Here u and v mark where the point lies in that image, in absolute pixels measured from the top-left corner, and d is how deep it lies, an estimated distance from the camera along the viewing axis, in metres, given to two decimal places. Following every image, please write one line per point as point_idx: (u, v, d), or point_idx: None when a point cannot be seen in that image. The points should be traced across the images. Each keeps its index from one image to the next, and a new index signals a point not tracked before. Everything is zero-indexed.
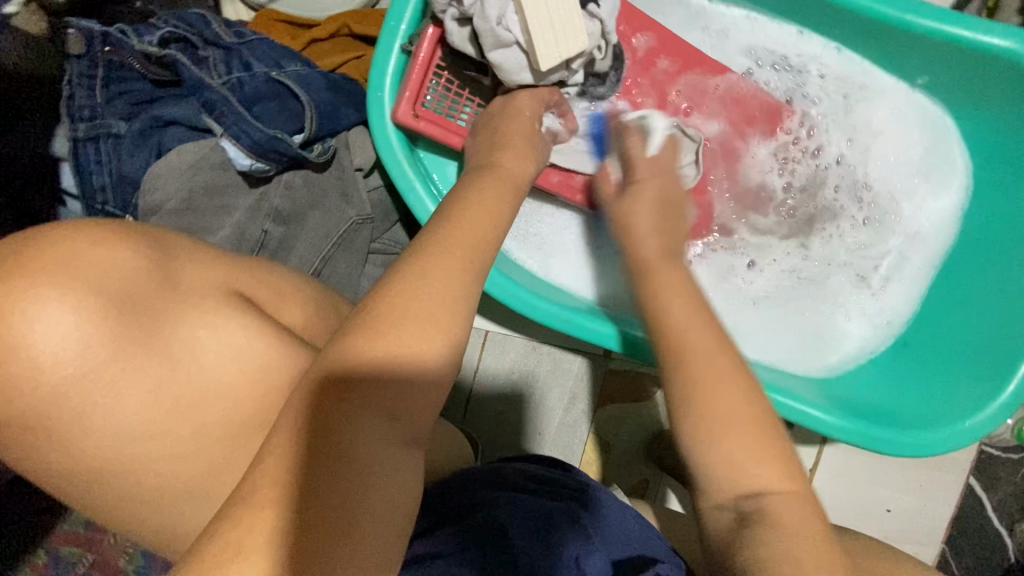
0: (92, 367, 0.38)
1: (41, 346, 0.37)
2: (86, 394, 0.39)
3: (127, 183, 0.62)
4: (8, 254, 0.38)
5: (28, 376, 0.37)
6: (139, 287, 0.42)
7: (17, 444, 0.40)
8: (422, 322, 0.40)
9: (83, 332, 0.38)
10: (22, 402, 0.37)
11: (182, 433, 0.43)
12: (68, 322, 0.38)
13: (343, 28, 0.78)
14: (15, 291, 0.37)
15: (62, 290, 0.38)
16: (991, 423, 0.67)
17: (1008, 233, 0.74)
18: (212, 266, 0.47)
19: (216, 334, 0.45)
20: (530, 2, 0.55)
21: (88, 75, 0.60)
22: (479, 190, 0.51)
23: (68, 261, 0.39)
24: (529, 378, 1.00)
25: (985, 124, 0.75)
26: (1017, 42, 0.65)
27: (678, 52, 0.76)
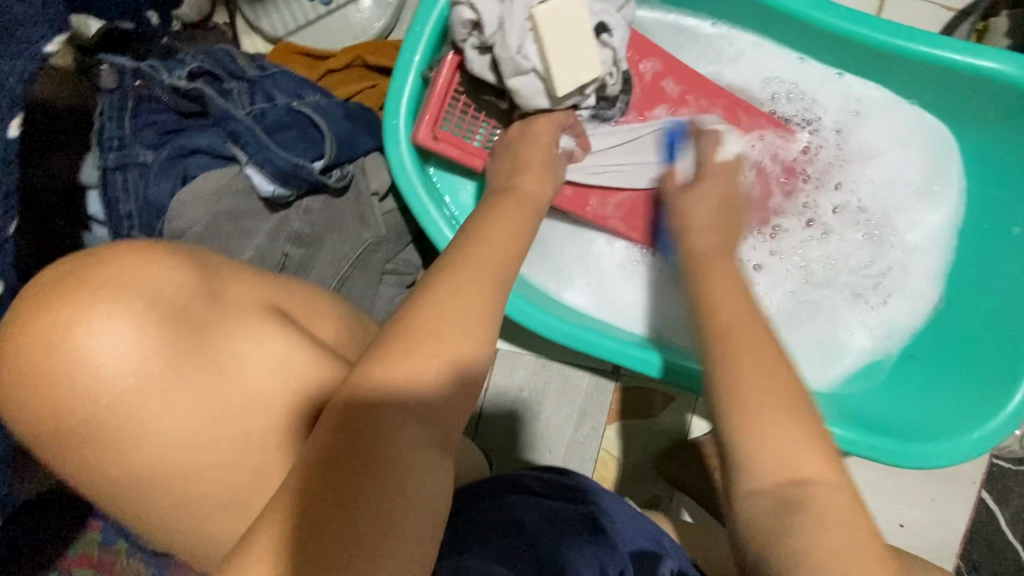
0: (144, 378, 0.41)
1: (105, 358, 0.39)
2: (135, 407, 0.41)
3: (153, 209, 0.65)
4: (62, 276, 0.41)
5: (95, 387, 0.39)
6: (189, 303, 0.44)
7: (62, 456, 0.41)
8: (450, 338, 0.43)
9: (143, 344, 0.41)
10: (87, 411, 0.39)
11: (217, 448, 0.45)
12: (129, 335, 0.40)
13: (357, 59, 0.82)
14: (86, 304, 0.39)
15: (124, 306, 0.40)
16: (999, 433, 0.68)
17: (1007, 246, 0.76)
18: (248, 286, 0.49)
19: (256, 349, 0.46)
20: (548, 32, 0.57)
21: (118, 107, 0.63)
22: (497, 214, 0.53)
23: (126, 279, 0.41)
24: (538, 395, 1.01)
25: (977, 143, 0.78)
26: (1007, 64, 0.68)
27: (686, 75, 0.78)
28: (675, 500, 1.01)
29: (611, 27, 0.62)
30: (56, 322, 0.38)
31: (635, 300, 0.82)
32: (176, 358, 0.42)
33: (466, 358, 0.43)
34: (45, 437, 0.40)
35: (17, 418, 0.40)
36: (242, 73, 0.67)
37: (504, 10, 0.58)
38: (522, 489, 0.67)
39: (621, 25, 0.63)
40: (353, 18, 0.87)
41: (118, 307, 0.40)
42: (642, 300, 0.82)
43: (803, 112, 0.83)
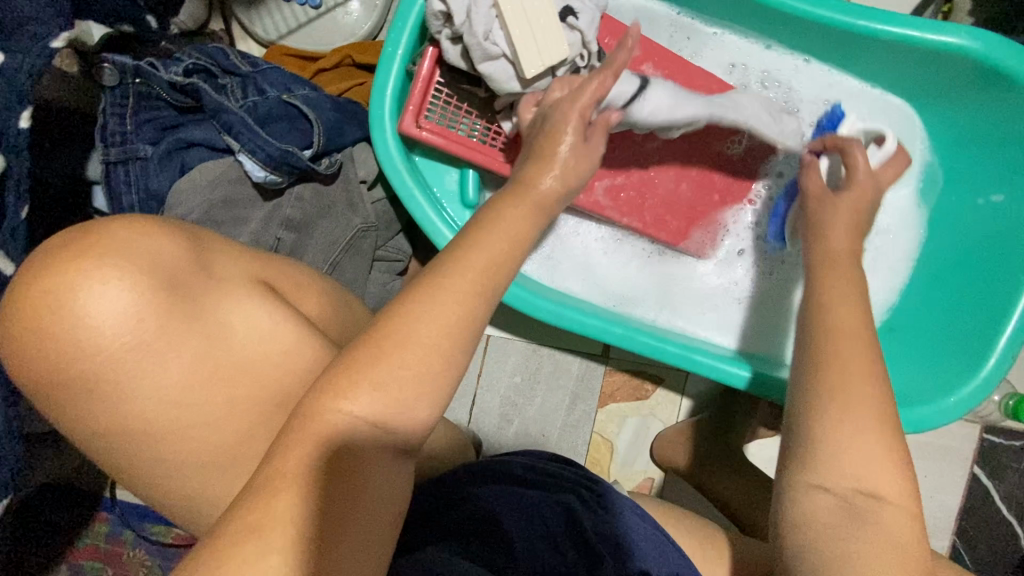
0: (140, 335, 0.45)
1: (99, 316, 0.43)
2: (134, 361, 0.45)
3: (155, 199, 0.69)
4: (66, 241, 0.45)
5: (91, 342, 0.43)
6: (179, 273, 0.47)
7: (70, 412, 0.45)
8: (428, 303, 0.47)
9: (133, 304, 0.45)
10: (84, 364, 0.44)
11: (206, 409, 0.48)
12: (121, 296, 0.44)
13: (346, 58, 0.86)
14: (82, 269, 0.43)
15: (118, 271, 0.44)
16: (974, 397, 0.70)
17: (981, 218, 0.78)
18: (237, 260, 0.52)
19: (241, 315, 0.50)
20: (512, 19, 0.62)
21: (120, 105, 0.67)
22: None
23: (123, 248, 0.45)
24: (531, 381, 1.04)
25: (945, 118, 0.81)
26: (966, 39, 0.71)
27: (661, 59, 0.80)
28: (668, 482, 1.03)
29: (578, 11, 0.66)
30: (57, 283, 0.43)
31: (621, 282, 0.87)
32: (168, 323, 0.46)
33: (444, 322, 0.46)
34: (53, 393, 0.45)
35: (29, 375, 0.44)
36: (235, 70, 0.71)
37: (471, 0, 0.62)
38: (504, 474, 0.70)
39: (589, 10, 0.67)
40: (342, 20, 0.91)
41: (113, 272, 0.44)
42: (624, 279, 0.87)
43: (780, 96, 0.86)
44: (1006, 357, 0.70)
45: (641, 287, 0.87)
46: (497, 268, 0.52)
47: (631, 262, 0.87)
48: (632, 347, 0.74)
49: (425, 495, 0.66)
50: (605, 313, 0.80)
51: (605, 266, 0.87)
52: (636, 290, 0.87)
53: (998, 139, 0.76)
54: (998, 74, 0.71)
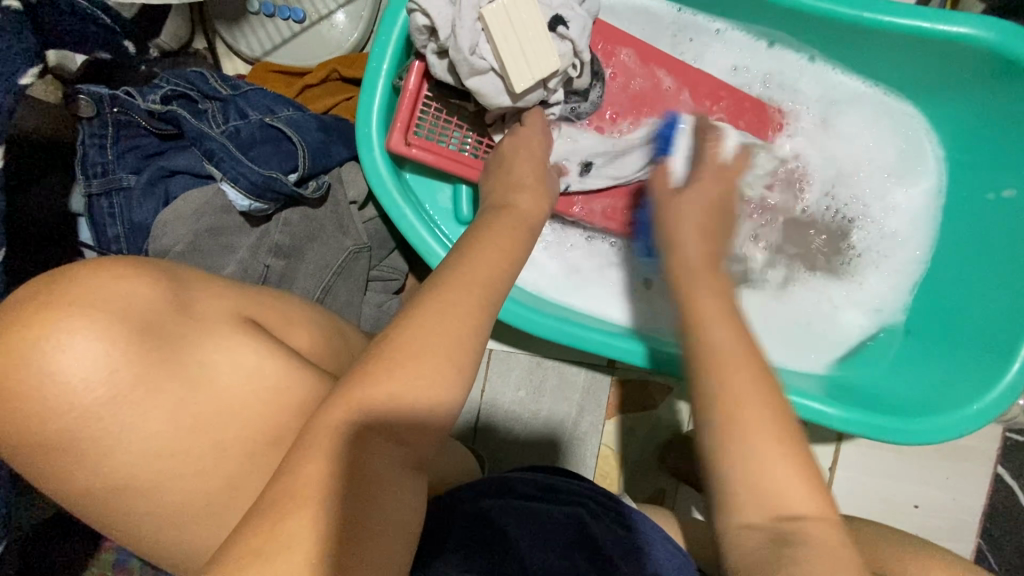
0: (114, 388, 0.42)
1: (75, 370, 0.40)
2: (105, 418, 0.42)
3: (139, 231, 0.67)
4: (33, 294, 0.42)
5: (65, 399, 0.40)
6: (159, 316, 0.45)
7: (46, 471, 0.43)
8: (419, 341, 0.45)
9: (109, 354, 0.42)
10: (58, 423, 0.41)
11: (191, 456, 0.46)
12: (97, 348, 0.41)
13: (333, 73, 0.84)
14: (52, 320, 0.40)
15: (93, 320, 0.41)
16: (998, 404, 0.66)
17: (996, 214, 0.74)
18: (219, 297, 0.50)
19: (229, 355, 0.48)
20: (499, 32, 0.59)
21: (100, 135, 0.65)
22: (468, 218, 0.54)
23: (96, 294, 0.42)
24: (536, 394, 1.01)
25: (955, 112, 0.77)
26: (978, 29, 0.67)
27: (655, 62, 0.77)
28: (679, 493, 1.00)
29: (568, 19, 0.63)
30: (27, 341, 0.40)
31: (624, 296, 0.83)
32: (147, 369, 0.43)
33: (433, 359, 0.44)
34: (26, 453, 0.42)
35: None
36: (215, 94, 0.68)
37: (457, 13, 0.60)
38: (505, 488, 0.68)
39: (579, 18, 0.64)
40: (327, 34, 0.88)
41: (88, 321, 0.41)
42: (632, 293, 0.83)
43: (785, 95, 0.82)
44: None
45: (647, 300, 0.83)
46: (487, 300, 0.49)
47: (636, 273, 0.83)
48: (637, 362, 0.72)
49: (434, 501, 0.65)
50: (608, 328, 0.78)
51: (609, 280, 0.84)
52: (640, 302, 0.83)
53: (1010, 132, 0.73)
54: (1008, 63, 0.68)
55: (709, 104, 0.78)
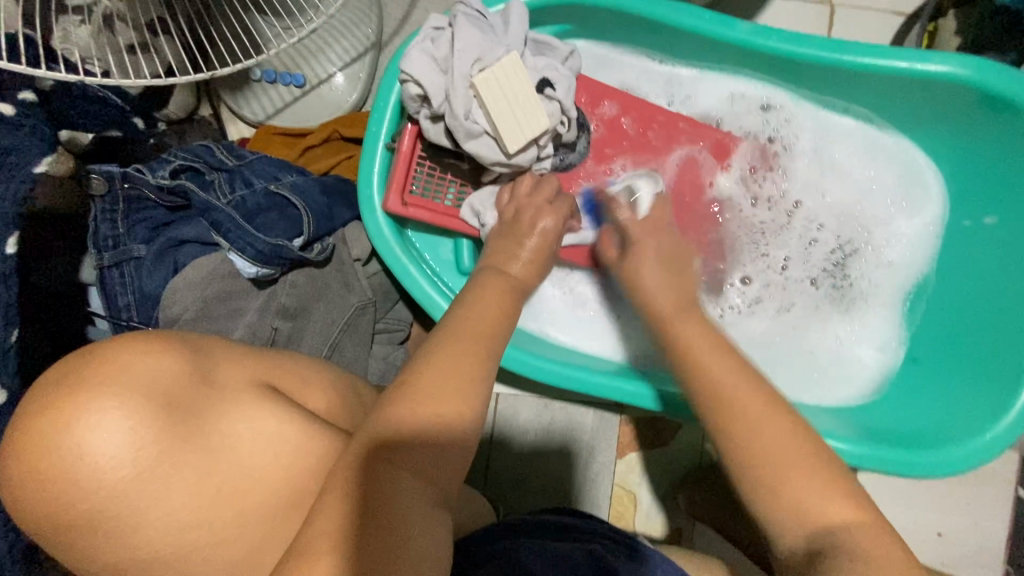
0: (149, 464, 0.41)
1: (102, 450, 0.39)
2: (132, 499, 0.41)
3: (149, 300, 0.68)
4: (62, 374, 0.41)
5: (86, 484, 0.39)
6: (183, 388, 0.44)
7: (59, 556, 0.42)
8: (423, 408, 0.47)
9: (138, 433, 0.41)
10: (80, 507, 0.39)
11: (218, 525, 0.45)
12: (125, 425, 0.40)
13: (333, 133, 0.87)
14: (82, 401, 0.39)
15: (123, 398, 0.40)
16: (1012, 432, 0.68)
17: (981, 241, 0.78)
18: (240, 363, 0.50)
19: (251, 425, 0.47)
20: (490, 95, 0.61)
21: (111, 210, 0.67)
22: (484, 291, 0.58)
23: (127, 371, 0.41)
24: (545, 437, 1.01)
25: (940, 145, 0.81)
26: (960, 66, 0.70)
27: (643, 111, 0.80)
28: (698, 531, 0.98)
29: (555, 81, 0.65)
30: (59, 421, 0.38)
31: (625, 337, 0.84)
32: (171, 446, 0.42)
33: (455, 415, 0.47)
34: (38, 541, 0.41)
35: (20, 515, 0.40)
36: (221, 165, 0.71)
37: (447, 82, 0.62)
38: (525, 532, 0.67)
39: (564, 78, 0.66)
40: (326, 96, 0.91)
41: (116, 400, 0.40)
42: (636, 332, 0.84)
43: (768, 139, 0.85)
44: None
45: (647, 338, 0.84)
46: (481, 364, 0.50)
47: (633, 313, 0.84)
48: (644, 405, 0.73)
49: (474, 536, 0.67)
50: (614, 370, 0.79)
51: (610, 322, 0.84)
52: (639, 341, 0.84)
53: (991, 164, 0.76)
54: (992, 99, 0.71)
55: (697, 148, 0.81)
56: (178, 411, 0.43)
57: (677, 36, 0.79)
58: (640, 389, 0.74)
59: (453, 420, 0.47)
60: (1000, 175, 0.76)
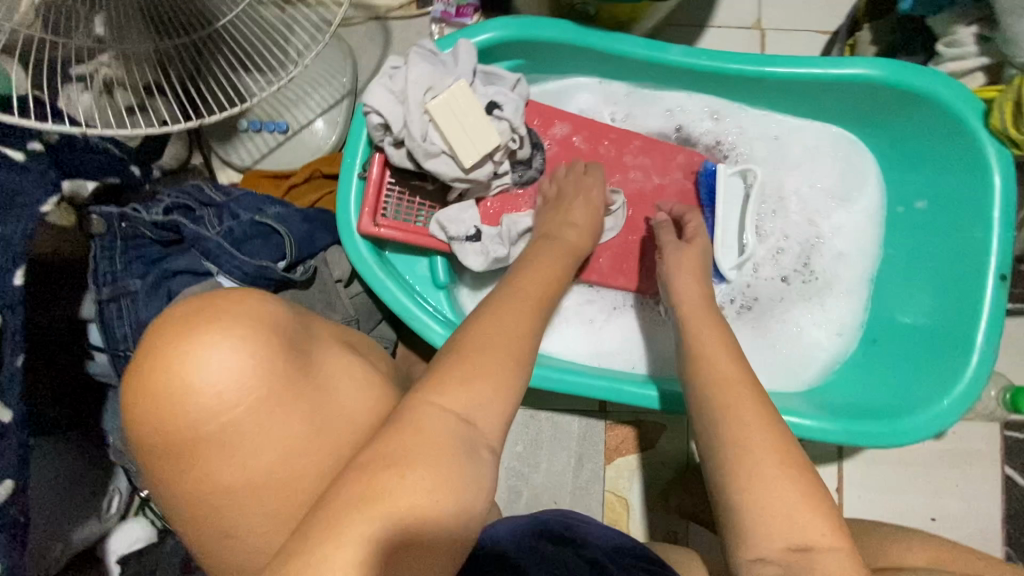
0: (259, 399, 0.46)
1: (221, 378, 0.44)
2: (248, 423, 0.46)
3: (143, 329, 0.73)
4: (184, 313, 0.46)
5: (209, 407, 0.44)
6: (288, 331, 0.50)
7: (174, 483, 0.46)
8: (469, 382, 0.49)
9: (253, 362, 0.46)
10: (205, 425, 0.44)
11: (318, 452, 0.49)
12: (243, 355, 0.45)
13: (315, 172, 0.94)
14: (207, 331, 0.45)
15: (239, 330, 0.46)
16: (967, 395, 0.73)
17: (918, 223, 0.86)
18: (321, 326, 0.57)
19: (341, 370, 0.54)
20: (442, 120, 0.69)
21: (109, 248, 0.73)
22: (524, 280, 0.63)
23: (240, 308, 0.47)
24: (534, 448, 1.03)
25: (870, 141, 0.90)
26: (872, 69, 0.80)
27: (592, 130, 0.87)
28: (693, 530, 1.00)
29: (502, 104, 0.74)
30: (187, 351, 0.44)
31: (601, 340, 0.91)
32: (284, 376, 0.48)
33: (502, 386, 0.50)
34: (167, 463, 0.46)
35: (145, 440, 0.45)
36: (211, 201, 0.78)
37: (404, 111, 0.70)
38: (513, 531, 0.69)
39: (512, 101, 0.74)
40: (307, 139, 1.00)
41: (236, 331, 0.46)
42: (610, 334, 0.91)
43: (711, 148, 0.94)
44: (985, 349, 0.74)
45: (623, 340, 0.91)
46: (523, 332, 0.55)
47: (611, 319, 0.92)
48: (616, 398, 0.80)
49: None
50: (596, 371, 0.85)
51: (589, 329, 0.91)
52: (618, 343, 0.91)
53: (913, 152, 0.86)
54: (904, 93, 0.80)
55: (645, 159, 0.88)
56: (286, 356, 0.48)
57: (614, 63, 0.88)
58: (619, 385, 0.81)
59: (493, 392, 0.49)
60: (926, 162, 0.85)
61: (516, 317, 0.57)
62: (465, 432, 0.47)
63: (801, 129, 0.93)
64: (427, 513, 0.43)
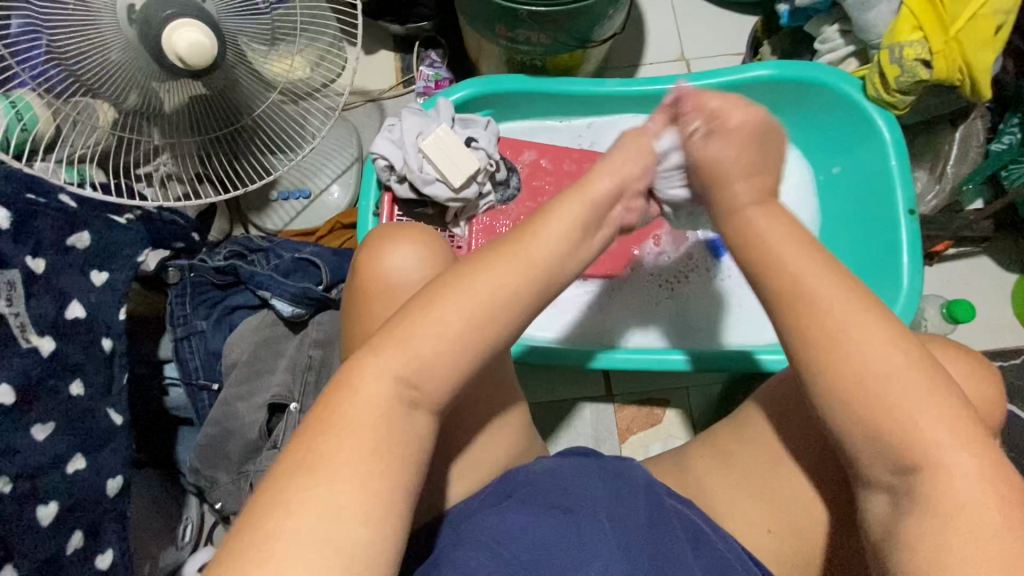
0: (428, 281, 0.63)
1: (403, 260, 0.64)
2: (414, 295, 0.63)
3: (213, 358, 0.91)
4: (378, 232, 0.69)
5: (394, 276, 0.63)
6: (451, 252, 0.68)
7: (355, 331, 0.64)
8: (436, 327, 0.51)
9: (425, 257, 0.64)
10: (384, 287, 0.63)
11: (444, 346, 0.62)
12: (418, 249, 0.65)
13: (337, 223, 1.15)
14: (394, 235, 0.66)
15: (420, 237, 0.66)
16: (906, 313, 0.89)
17: (845, 183, 1.04)
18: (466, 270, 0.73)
19: None
20: (433, 154, 0.88)
21: (182, 295, 0.90)
22: (522, 232, 0.58)
23: (415, 227, 0.68)
24: (553, 439, 1.13)
25: (791, 126, 1.08)
26: (768, 71, 0.99)
27: (556, 152, 1.06)
28: None
29: (477, 137, 0.93)
30: (385, 243, 0.65)
31: (618, 323, 1.05)
32: (443, 274, 0.64)
33: (471, 335, 0.52)
34: (352, 317, 0.65)
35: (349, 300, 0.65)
36: (257, 246, 0.95)
37: (404, 153, 0.89)
38: None
39: (485, 135, 0.94)
40: (327, 200, 1.20)
41: (419, 237, 0.66)
42: (615, 320, 1.06)
43: None
44: (913, 274, 0.91)
45: (651, 319, 1.06)
46: (486, 294, 0.53)
47: (632, 306, 1.07)
48: (634, 364, 0.94)
49: None
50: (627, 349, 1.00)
51: (608, 317, 1.06)
52: (645, 323, 1.06)
53: (825, 128, 1.04)
54: (800, 83, 0.99)
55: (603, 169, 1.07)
56: (455, 270, 0.67)
57: (568, 99, 1.09)
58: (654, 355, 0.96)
59: (464, 347, 0.51)
60: (836, 134, 1.03)
61: (500, 269, 0.54)
62: (405, 398, 0.49)
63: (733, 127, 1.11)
64: (372, 482, 0.45)
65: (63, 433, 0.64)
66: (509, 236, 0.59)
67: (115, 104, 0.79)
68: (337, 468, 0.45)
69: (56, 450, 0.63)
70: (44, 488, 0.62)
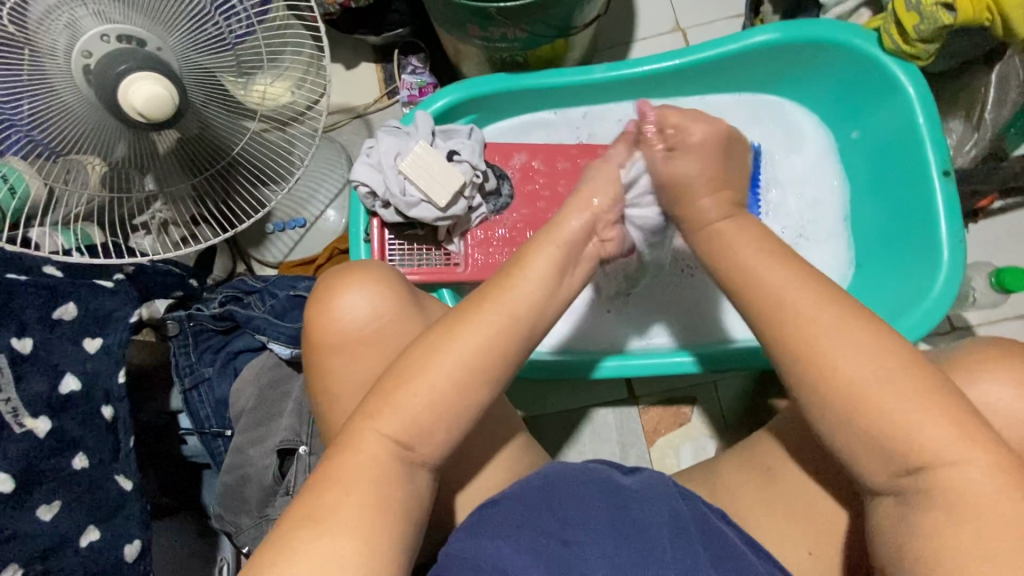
0: (379, 323, 0.63)
1: (352, 305, 0.63)
2: (379, 337, 0.62)
3: (222, 405, 0.90)
4: (335, 273, 0.66)
5: (345, 321, 0.62)
6: (406, 285, 0.67)
7: (316, 374, 0.64)
8: (428, 382, 0.52)
9: (373, 299, 0.63)
10: (339, 333, 0.62)
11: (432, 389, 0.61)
12: (365, 292, 0.63)
13: (335, 250, 1.13)
14: (347, 277, 0.64)
15: (372, 277, 0.64)
16: (949, 286, 0.80)
17: (867, 148, 0.95)
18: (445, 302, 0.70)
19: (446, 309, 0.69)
20: (414, 174, 0.84)
21: (184, 346, 0.90)
22: (505, 276, 0.58)
23: (368, 264, 0.66)
24: (577, 448, 1.08)
25: (802, 91, 0.99)
26: (775, 33, 0.90)
27: (547, 152, 1.00)
28: None
29: (460, 150, 0.88)
30: (331, 287, 0.64)
31: (624, 326, 1.01)
32: (394, 312, 0.63)
33: (458, 394, 0.53)
34: (311, 364, 0.64)
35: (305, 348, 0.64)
36: (252, 288, 0.94)
37: (384, 177, 0.86)
38: None
39: (468, 145, 0.89)
40: (323, 226, 1.18)
41: (366, 277, 0.64)
42: (622, 322, 1.02)
43: None
44: (955, 243, 0.82)
45: (642, 317, 1.02)
46: (475, 348, 0.53)
47: (634, 308, 1.02)
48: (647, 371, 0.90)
49: None
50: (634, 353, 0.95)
51: (612, 320, 1.02)
52: (640, 322, 1.02)
53: (838, 90, 0.95)
54: (809, 43, 0.90)
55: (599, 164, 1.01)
56: (407, 299, 0.65)
57: (557, 93, 1.03)
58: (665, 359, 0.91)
59: (458, 406, 0.53)
60: (851, 96, 0.94)
61: (487, 323, 0.55)
62: (404, 461, 0.51)
63: (742, 99, 1.02)
64: (368, 541, 0.46)
65: (68, 510, 0.64)
66: (494, 276, 0.60)
67: (103, 157, 0.74)
68: (327, 528, 0.46)
69: (65, 528, 0.64)
70: (58, 566, 0.62)
